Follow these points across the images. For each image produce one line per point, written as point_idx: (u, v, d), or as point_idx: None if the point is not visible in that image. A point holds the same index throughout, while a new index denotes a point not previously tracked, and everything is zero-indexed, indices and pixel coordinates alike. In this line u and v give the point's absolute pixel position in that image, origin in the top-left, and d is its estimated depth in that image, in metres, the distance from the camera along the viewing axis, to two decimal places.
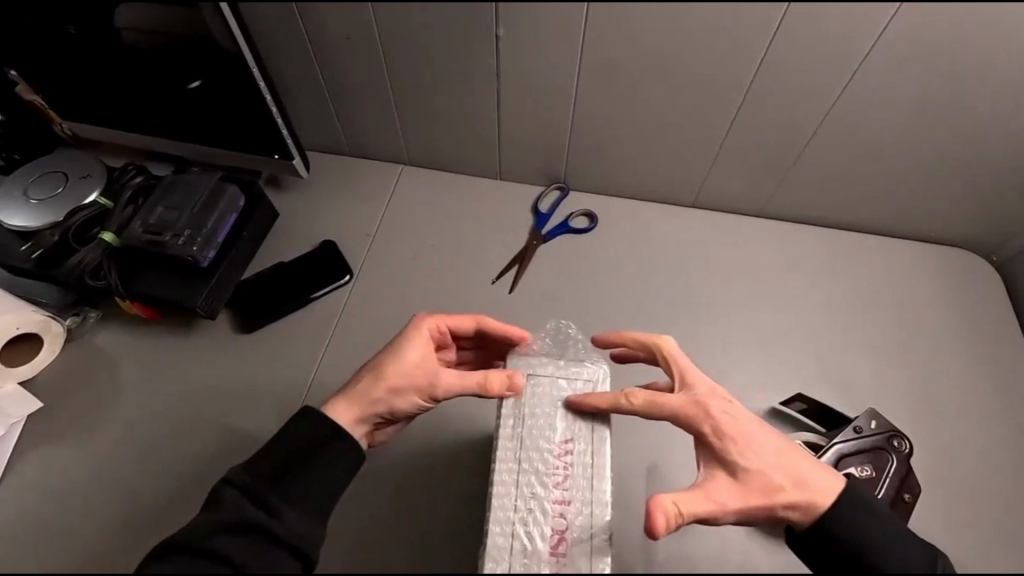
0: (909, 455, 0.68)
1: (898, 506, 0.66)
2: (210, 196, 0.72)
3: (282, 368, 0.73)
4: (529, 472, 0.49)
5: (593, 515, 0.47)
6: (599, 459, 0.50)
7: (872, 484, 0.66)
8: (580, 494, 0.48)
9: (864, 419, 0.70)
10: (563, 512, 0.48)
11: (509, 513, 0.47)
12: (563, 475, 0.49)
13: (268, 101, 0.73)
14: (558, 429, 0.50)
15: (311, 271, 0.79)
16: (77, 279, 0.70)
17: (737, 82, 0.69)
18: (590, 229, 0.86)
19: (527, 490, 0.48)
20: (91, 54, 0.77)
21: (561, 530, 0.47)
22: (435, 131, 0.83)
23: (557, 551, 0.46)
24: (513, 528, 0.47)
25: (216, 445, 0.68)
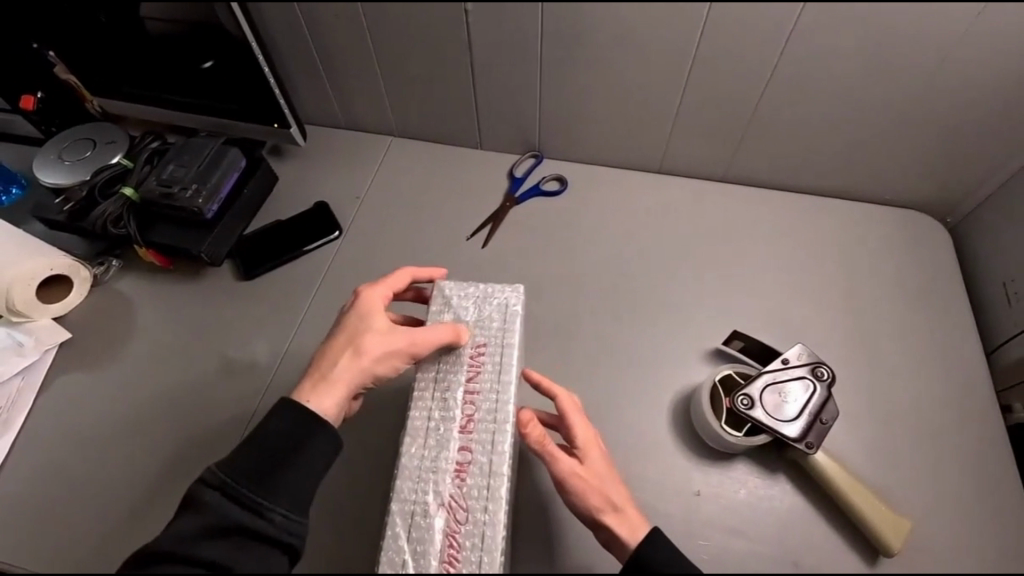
0: (829, 381, 0.64)
1: (814, 431, 0.63)
2: (214, 156, 0.80)
3: (276, 310, 0.82)
4: (447, 371, 0.58)
5: (497, 400, 0.56)
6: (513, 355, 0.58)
7: (790, 410, 0.63)
8: (489, 384, 0.57)
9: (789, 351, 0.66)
10: (472, 400, 0.56)
11: (427, 402, 0.56)
12: (478, 366, 0.58)
13: (265, 72, 0.81)
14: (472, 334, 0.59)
15: (304, 228, 0.88)
16: (101, 228, 0.79)
17: (685, 48, 0.74)
18: (561, 192, 0.92)
19: (444, 384, 0.57)
20: (119, 38, 0.88)
21: (473, 409, 0.56)
22: (418, 105, 0.91)
23: (466, 429, 0.55)
24: (430, 411, 0.56)
25: (221, 372, 0.78)
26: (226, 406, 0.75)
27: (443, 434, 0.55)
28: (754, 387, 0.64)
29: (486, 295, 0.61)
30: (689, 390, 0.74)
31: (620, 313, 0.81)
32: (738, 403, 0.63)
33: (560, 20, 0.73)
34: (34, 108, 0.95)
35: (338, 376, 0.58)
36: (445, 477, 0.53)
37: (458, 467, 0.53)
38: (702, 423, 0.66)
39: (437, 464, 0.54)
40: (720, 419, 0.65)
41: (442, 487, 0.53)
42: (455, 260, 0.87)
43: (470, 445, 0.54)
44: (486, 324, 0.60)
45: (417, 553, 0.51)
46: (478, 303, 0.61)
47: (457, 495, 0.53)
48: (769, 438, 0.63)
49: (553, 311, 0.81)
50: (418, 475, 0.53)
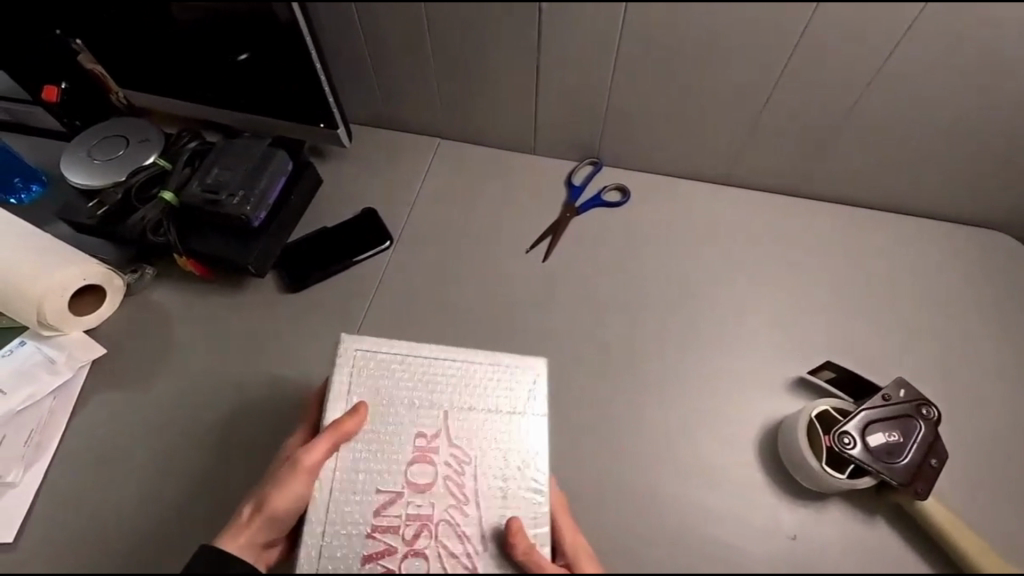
0: (937, 422, 0.62)
1: (923, 473, 0.60)
2: (260, 159, 0.74)
3: (326, 325, 0.77)
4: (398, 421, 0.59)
5: (495, 432, 0.59)
6: (479, 401, 0.60)
7: (897, 450, 0.60)
8: (484, 417, 0.60)
9: (892, 387, 0.63)
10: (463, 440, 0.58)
11: (358, 455, 0.57)
12: (393, 425, 0.58)
13: (316, 67, 0.75)
14: (395, 391, 0.60)
15: (353, 236, 0.82)
16: (139, 235, 0.73)
17: (776, 59, 0.68)
18: (623, 203, 0.87)
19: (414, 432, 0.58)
20: (142, 27, 0.81)
21: (450, 470, 0.57)
22: (471, 108, 0.86)
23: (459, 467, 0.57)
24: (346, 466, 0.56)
25: (269, 393, 0.72)
26: (276, 430, 0.69)
27: (397, 505, 0.55)
28: (857, 424, 0.60)
29: (410, 351, 0.61)
30: (772, 421, 0.69)
31: (690, 336, 0.77)
32: (838, 443, 0.59)
33: (640, 20, 0.66)
34: (58, 100, 0.88)
35: (245, 527, 0.55)
36: (423, 544, 0.54)
37: (451, 503, 0.56)
38: (797, 461, 0.62)
39: (403, 537, 0.54)
40: (822, 460, 0.61)
41: (407, 562, 0.53)
42: (514, 274, 0.82)
43: (462, 480, 0.57)
44: (420, 370, 0.61)
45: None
46: (351, 370, 0.60)
47: (453, 529, 0.55)
48: (874, 479, 0.60)
49: (620, 331, 0.77)
50: (357, 561, 0.53)
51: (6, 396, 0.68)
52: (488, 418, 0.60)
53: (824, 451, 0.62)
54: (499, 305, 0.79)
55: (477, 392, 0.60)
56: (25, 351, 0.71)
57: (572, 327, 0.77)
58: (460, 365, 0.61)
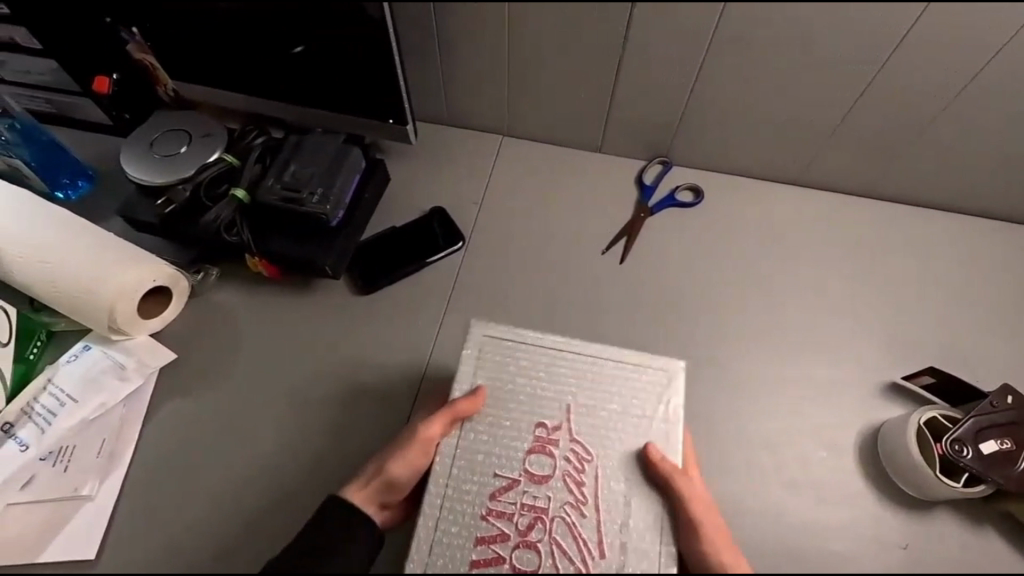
0: None
1: None
2: (337, 156, 0.72)
3: (402, 329, 0.74)
4: (522, 407, 0.57)
5: (627, 434, 0.56)
6: (609, 395, 0.57)
7: (1010, 458, 0.60)
8: (616, 417, 0.57)
9: (998, 394, 0.62)
10: (590, 433, 0.56)
11: (479, 436, 0.56)
12: (516, 413, 0.57)
13: (395, 60, 0.72)
14: (523, 376, 0.58)
15: (426, 237, 0.80)
16: (212, 233, 0.70)
17: (880, 47, 0.66)
18: (696, 204, 0.85)
19: (540, 420, 0.56)
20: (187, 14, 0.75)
21: (573, 467, 0.54)
22: (541, 105, 0.83)
23: (582, 464, 0.55)
24: (470, 444, 0.55)
25: (349, 401, 0.69)
26: (361, 440, 0.67)
27: (517, 494, 0.54)
28: (967, 430, 0.60)
29: (543, 338, 0.59)
30: (867, 428, 0.68)
31: (776, 340, 0.75)
32: (952, 451, 0.59)
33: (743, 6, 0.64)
34: (109, 91, 0.84)
35: (365, 484, 0.57)
36: (536, 536, 0.52)
37: (570, 503, 0.53)
38: (906, 469, 0.62)
39: (518, 528, 0.52)
40: (933, 469, 0.60)
41: (518, 552, 0.51)
42: (590, 276, 0.80)
43: (583, 479, 0.54)
44: (548, 360, 0.59)
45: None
46: (478, 347, 0.59)
47: (569, 527, 0.52)
48: (988, 488, 0.60)
49: (703, 337, 0.75)
50: (468, 541, 0.52)
51: (74, 405, 0.66)
52: (620, 417, 0.57)
53: (936, 459, 0.61)
54: (577, 310, 0.77)
55: (607, 388, 0.58)
56: (90, 357, 0.68)
57: (653, 333, 0.76)
58: (588, 358, 0.59)
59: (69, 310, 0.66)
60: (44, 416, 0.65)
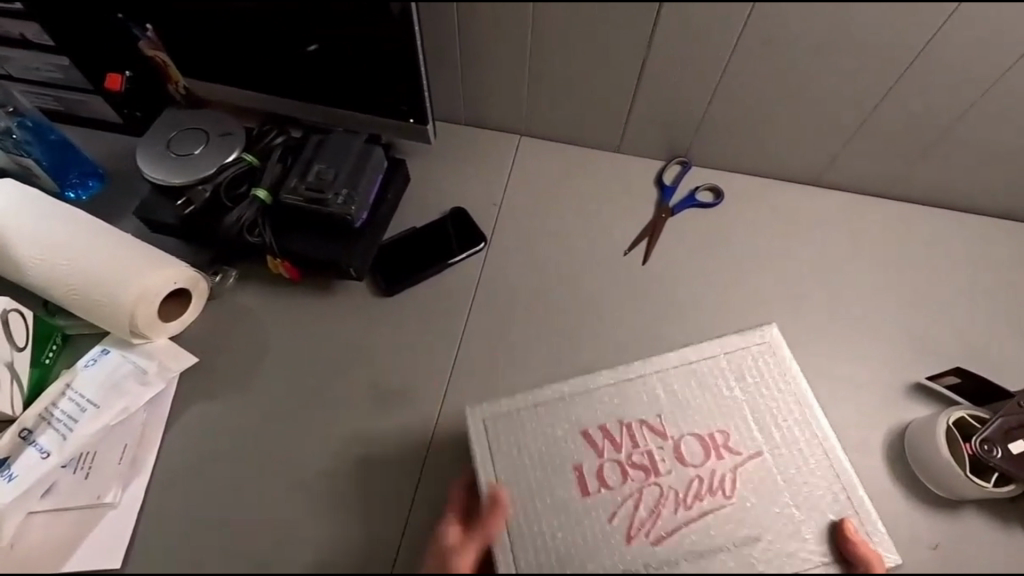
0: None
1: None
2: (360, 156, 0.71)
3: (425, 330, 0.73)
4: (730, 407, 0.63)
5: (771, 488, 0.59)
6: (799, 484, 0.60)
7: None
8: (780, 467, 0.60)
9: None
10: (744, 460, 0.60)
11: (657, 400, 0.62)
12: (700, 411, 0.62)
13: (418, 58, 0.70)
14: (752, 398, 0.63)
15: (447, 237, 0.79)
16: (233, 235, 0.69)
17: (905, 49, 0.66)
18: (717, 204, 0.84)
19: (715, 421, 0.62)
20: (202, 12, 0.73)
21: (709, 482, 0.59)
22: (562, 105, 0.82)
23: (720, 486, 0.59)
24: (655, 400, 0.62)
25: (374, 404, 0.69)
26: (388, 443, 0.66)
27: (656, 444, 0.61)
28: (997, 431, 0.60)
29: (779, 374, 0.65)
30: (893, 429, 0.68)
31: (800, 342, 0.75)
32: (982, 451, 0.59)
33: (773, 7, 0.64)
34: (122, 90, 0.82)
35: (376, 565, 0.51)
36: (626, 485, 0.58)
37: (680, 498, 0.58)
38: (935, 469, 0.62)
39: (628, 459, 0.60)
40: (964, 469, 0.61)
41: (609, 474, 0.59)
42: (612, 277, 0.79)
43: (708, 502, 0.58)
44: (734, 399, 0.63)
45: (506, 450, 0.59)
46: (763, 352, 0.66)
47: (667, 504, 0.58)
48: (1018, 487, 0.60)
49: (727, 338, 0.75)
50: (578, 435, 0.61)
51: (95, 410, 0.64)
52: (772, 473, 0.60)
53: (965, 459, 0.62)
54: (603, 312, 0.77)
55: (790, 436, 0.62)
56: (110, 360, 0.67)
57: (679, 334, 0.76)
58: (810, 428, 0.62)
59: (89, 312, 0.65)
60: (64, 422, 0.63)
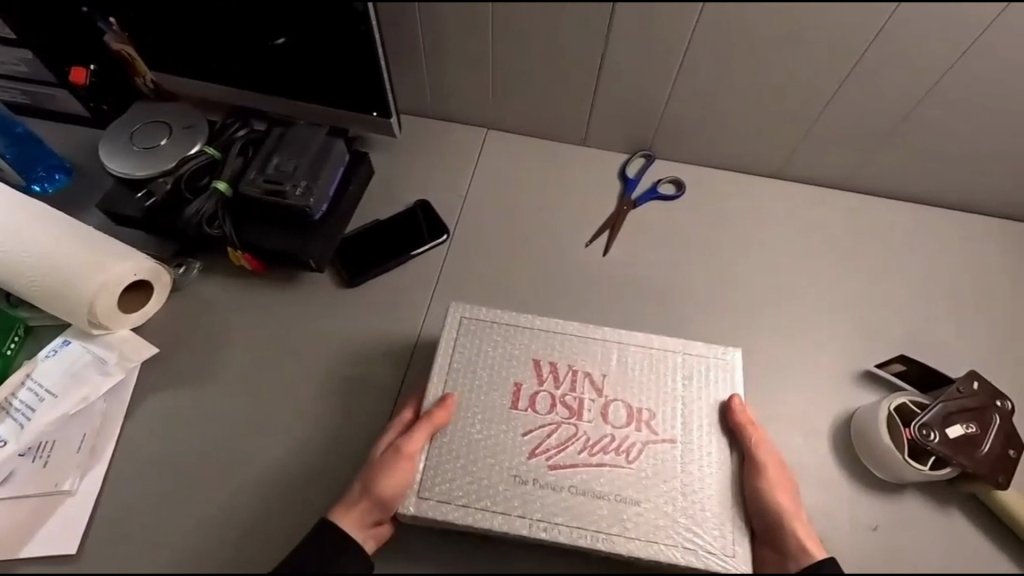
0: (1012, 413, 0.64)
1: (1001, 463, 0.62)
2: (322, 150, 0.71)
3: (386, 322, 0.74)
4: (665, 385, 0.68)
5: (660, 467, 0.64)
6: (691, 467, 0.64)
7: (976, 442, 0.62)
8: (675, 453, 0.64)
9: (964, 381, 0.64)
10: (652, 436, 0.65)
11: (593, 358, 0.69)
12: (630, 367, 0.69)
13: (378, 55, 0.71)
14: (699, 391, 0.68)
15: (410, 230, 0.80)
16: (193, 228, 0.70)
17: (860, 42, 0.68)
18: (678, 197, 0.86)
19: (639, 392, 0.67)
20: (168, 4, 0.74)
21: (620, 443, 0.65)
22: (526, 99, 0.83)
23: (625, 445, 0.64)
24: (594, 353, 0.69)
25: (334, 393, 0.70)
26: (349, 432, 0.68)
27: (590, 395, 0.67)
28: (936, 415, 0.62)
29: (722, 384, 0.68)
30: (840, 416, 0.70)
31: (755, 332, 0.77)
32: (920, 435, 0.61)
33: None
34: (86, 82, 0.83)
35: (354, 505, 0.60)
36: (553, 417, 0.65)
37: (590, 445, 0.64)
38: (878, 452, 0.64)
39: (562, 396, 0.67)
40: (903, 454, 0.63)
41: (541, 406, 0.66)
42: (572, 268, 0.81)
43: (609, 455, 0.64)
44: (660, 390, 0.67)
45: (463, 355, 0.68)
46: (722, 362, 0.69)
47: (582, 442, 0.64)
48: (954, 471, 0.62)
49: (682, 328, 0.77)
50: (530, 371, 0.68)
51: (54, 399, 0.65)
52: (672, 449, 0.65)
53: (905, 445, 0.64)
54: (562, 303, 0.78)
55: (693, 439, 0.65)
56: (71, 351, 0.68)
57: (636, 324, 0.77)
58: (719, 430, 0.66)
59: (49, 303, 0.65)
60: (23, 411, 0.64)
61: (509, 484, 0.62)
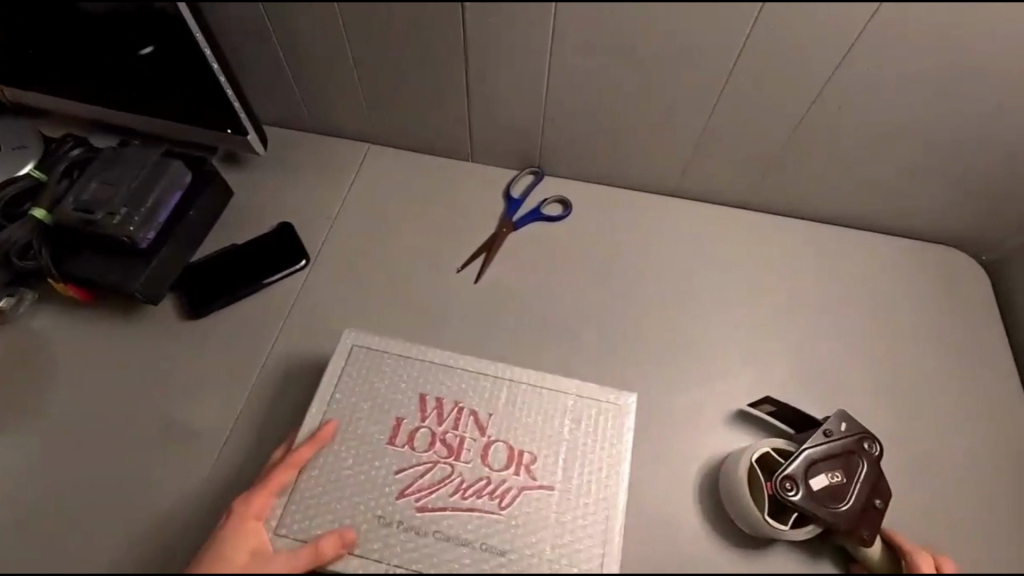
0: (880, 457, 0.60)
1: (869, 514, 0.58)
2: (153, 172, 0.67)
3: (230, 356, 0.69)
4: (552, 426, 0.62)
5: (537, 516, 0.58)
6: (570, 518, 0.58)
7: (840, 493, 0.58)
8: (554, 504, 0.59)
9: (834, 421, 0.61)
10: (534, 480, 0.60)
11: (483, 393, 0.64)
12: (518, 404, 0.63)
13: (215, 69, 0.67)
14: (586, 427, 0.62)
15: (268, 255, 0.75)
16: (7, 257, 0.66)
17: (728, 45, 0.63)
18: (563, 217, 0.80)
19: (522, 432, 0.62)
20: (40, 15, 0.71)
21: (495, 487, 0.59)
22: (398, 113, 0.78)
23: (502, 488, 0.59)
24: (484, 387, 0.64)
25: (163, 435, 0.65)
26: (175, 478, 0.63)
27: (472, 433, 0.62)
28: (797, 467, 0.57)
29: (613, 427, 0.62)
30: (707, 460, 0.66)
31: (631, 364, 0.72)
32: (780, 489, 0.57)
33: (581, 6, 0.61)
34: None
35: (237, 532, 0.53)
36: (431, 455, 0.60)
37: (466, 487, 0.59)
38: (744, 516, 0.59)
39: (443, 433, 0.62)
40: (763, 510, 0.59)
41: (421, 444, 0.61)
42: (442, 296, 0.75)
43: (487, 499, 0.59)
44: (547, 432, 0.62)
45: (349, 385, 0.63)
46: (614, 402, 0.63)
47: (458, 484, 0.59)
48: (817, 525, 0.58)
49: (554, 360, 0.72)
50: (415, 404, 0.63)
51: None
52: (554, 497, 0.59)
53: (765, 498, 0.59)
54: (429, 333, 0.73)
55: (577, 485, 0.60)
56: None
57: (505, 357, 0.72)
58: (612, 478, 0.60)
59: None
60: None
61: (373, 525, 0.57)
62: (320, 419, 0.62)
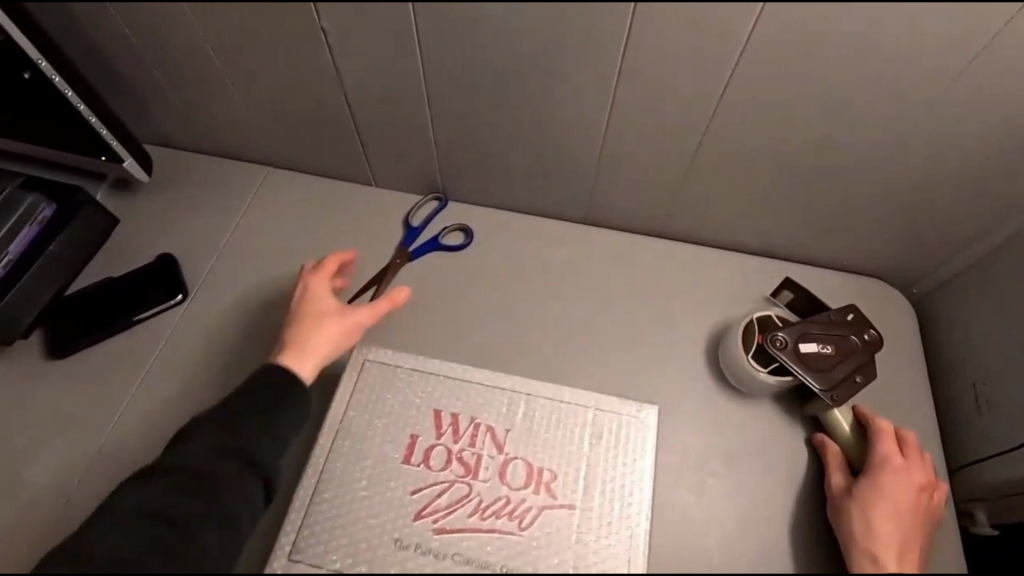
0: (880, 344, 0.64)
1: (848, 386, 0.62)
2: (5, 204, 0.67)
3: (90, 399, 0.66)
4: (566, 440, 0.57)
5: (541, 536, 0.53)
6: (587, 544, 0.53)
7: (828, 361, 0.62)
8: (559, 528, 0.53)
9: (839, 310, 0.65)
10: (534, 494, 0.55)
11: (494, 406, 0.59)
12: (521, 417, 0.58)
13: (70, 97, 0.63)
14: (594, 445, 0.57)
15: (141, 291, 0.71)
16: None
17: (611, 59, 0.56)
18: (464, 247, 0.74)
19: (516, 445, 0.57)
20: None
21: (514, 507, 0.54)
22: (282, 135, 0.72)
23: (505, 509, 0.54)
24: (489, 399, 0.59)
25: (13, 483, 0.62)
26: (18, 531, 0.60)
27: (489, 451, 0.57)
28: (792, 334, 0.63)
29: (635, 440, 0.57)
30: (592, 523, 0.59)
31: None
32: (770, 340, 0.62)
33: (442, 29, 0.56)
34: None
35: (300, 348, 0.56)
36: (449, 474, 0.55)
37: (479, 510, 0.54)
38: (732, 362, 0.65)
39: (459, 451, 0.56)
40: (749, 357, 0.64)
41: (434, 463, 0.56)
42: None
43: (489, 520, 0.53)
44: (565, 452, 0.57)
45: (363, 399, 0.59)
46: (632, 413, 0.58)
47: (474, 507, 0.54)
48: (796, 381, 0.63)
49: None
50: (428, 421, 0.58)
51: None
52: (571, 517, 0.54)
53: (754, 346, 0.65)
54: None
55: (590, 509, 0.54)
56: None
57: None
58: (622, 505, 0.55)
59: None
60: None
61: (391, 551, 0.52)
62: (338, 428, 0.57)
